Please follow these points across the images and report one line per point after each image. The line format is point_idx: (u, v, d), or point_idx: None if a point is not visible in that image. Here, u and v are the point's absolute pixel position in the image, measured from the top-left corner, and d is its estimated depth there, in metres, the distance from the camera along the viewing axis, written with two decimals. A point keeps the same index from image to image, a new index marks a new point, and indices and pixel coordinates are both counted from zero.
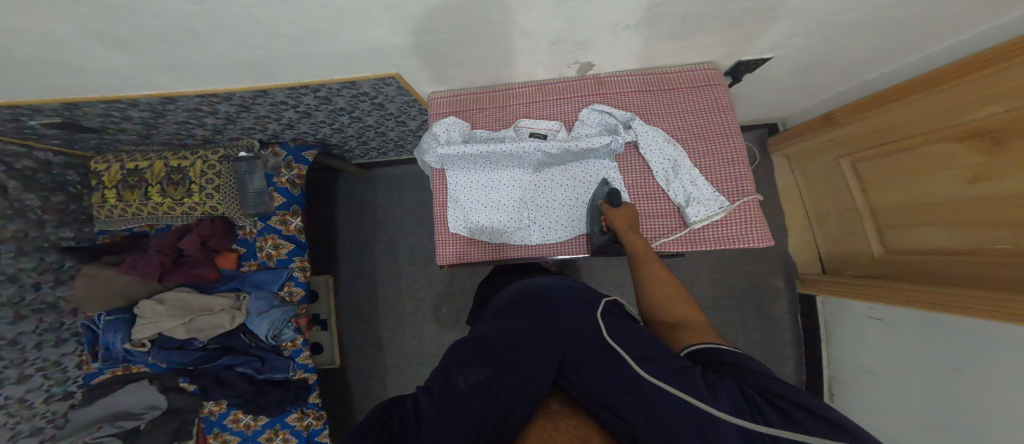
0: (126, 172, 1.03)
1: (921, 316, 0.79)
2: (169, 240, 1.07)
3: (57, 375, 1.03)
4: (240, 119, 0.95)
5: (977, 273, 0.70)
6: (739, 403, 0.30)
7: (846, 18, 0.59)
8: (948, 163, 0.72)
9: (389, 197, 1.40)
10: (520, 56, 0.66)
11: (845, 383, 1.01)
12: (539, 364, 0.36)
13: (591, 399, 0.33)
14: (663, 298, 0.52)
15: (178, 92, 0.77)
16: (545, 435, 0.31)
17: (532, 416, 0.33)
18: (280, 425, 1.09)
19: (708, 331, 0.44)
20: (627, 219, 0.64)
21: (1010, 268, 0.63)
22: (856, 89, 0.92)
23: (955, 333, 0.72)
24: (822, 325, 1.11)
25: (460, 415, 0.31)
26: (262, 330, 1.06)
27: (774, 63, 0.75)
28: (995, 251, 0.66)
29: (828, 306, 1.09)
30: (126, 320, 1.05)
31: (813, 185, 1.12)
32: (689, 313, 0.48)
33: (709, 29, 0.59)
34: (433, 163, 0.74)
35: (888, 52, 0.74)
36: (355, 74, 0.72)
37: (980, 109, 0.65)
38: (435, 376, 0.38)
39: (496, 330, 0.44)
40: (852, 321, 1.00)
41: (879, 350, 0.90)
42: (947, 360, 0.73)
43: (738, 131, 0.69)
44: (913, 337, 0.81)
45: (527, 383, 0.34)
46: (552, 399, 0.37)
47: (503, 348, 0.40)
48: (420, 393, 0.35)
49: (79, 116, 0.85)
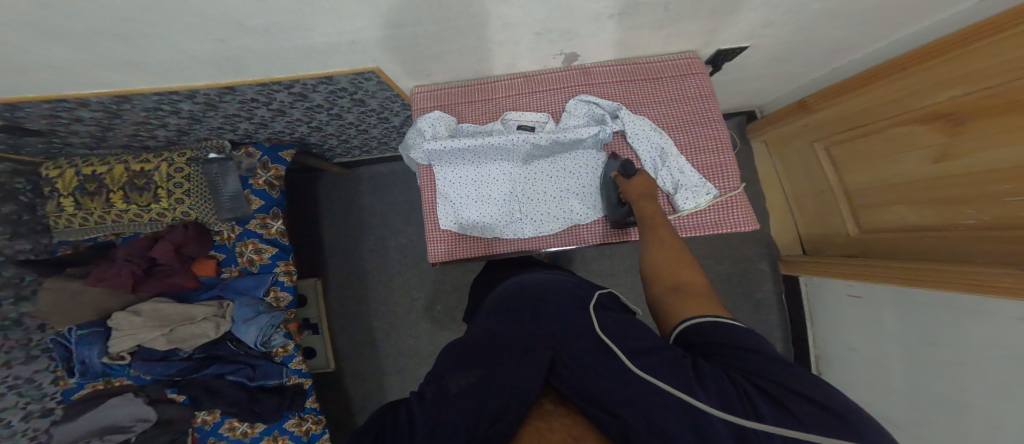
0: (82, 177, 0.96)
1: (896, 293, 0.85)
2: (139, 249, 1.02)
3: (32, 392, 0.98)
4: (206, 118, 0.90)
5: (946, 246, 0.76)
6: (727, 396, 0.31)
7: (818, 7, 0.60)
8: (914, 144, 0.76)
9: (375, 196, 1.37)
10: (502, 48, 0.64)
11: (829, 358, 1.08)
12: (530, 364, 0.37)
13: (583, 399, 0.34)
14: (668, 259, 0.53)
15: (134, 90, 0.72)
16: (540, 435, 0.31)
17: (527, 416, 0.34)
18: (278, 431, 1.07)
19: (710, 299, 0.45)
20: (644, 187, 0.63)
21: (979, 242, 0.68)
22: (823, 78, 0.95)
23: (933, 306, 0.77)
24: (805, 305, 1.17)
25: (453, 411, 0.33)
26: (250, 337, 1.02)
27: (752, 52, 0.76)
28: (962, 226, 0.71)
29: (810, 285, 1.15)
30: (100, 333, 0.99)
31: (790, 168, 1.16)
32: (693, 278, 0.50)
33: (692, 17, 0.60)
34: (419, 159, 0.73)
35: (857, 38, 0.77)
36: (331, 68, 0.69)
37: (940, 93, 0.69)
38: (428, 382, 0.39)
39: (490, 332, 0.45)
40: (833, 299, 1.06)
41: (859, 324, 0.97)
42: (923, 333, 0.79)
43: (721, 118, 0.71)
44: (890, 311, 0.87)
45: (519, 385, 0.35)
46: (545, 399, 0.37)
47: (500, 352, 0.40)
48: (413, 401, 0.37)
49: (23, 118, 0.79)
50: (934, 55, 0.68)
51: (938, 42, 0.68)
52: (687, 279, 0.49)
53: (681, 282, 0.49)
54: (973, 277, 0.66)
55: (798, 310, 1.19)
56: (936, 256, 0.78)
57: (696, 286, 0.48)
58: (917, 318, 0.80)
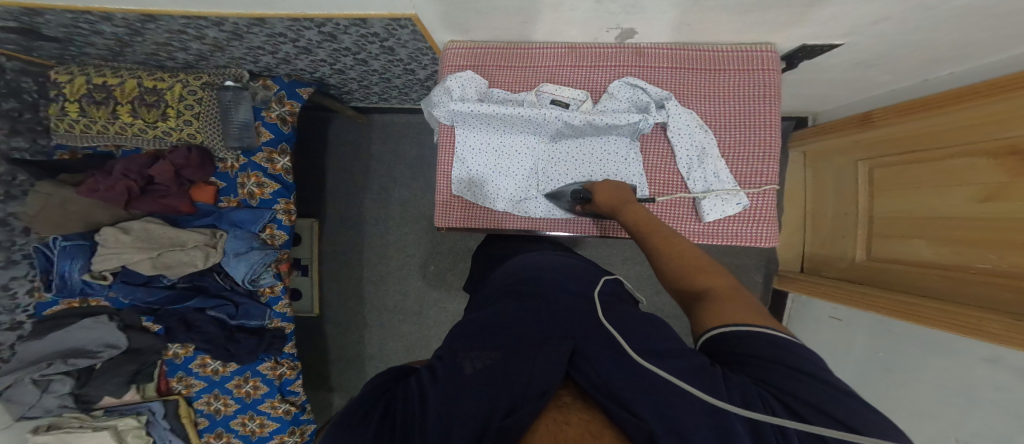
0: (91, 85, 0.91)
1: (876, 321, 0.87)
2: (138, 165, 0.97)
3: (6, 302, 0.95)
4: (229, 47, 0.85)
5: (948, 287, 0.73)
6: (748, 395, 0.27)
7: (951, 5, 0.50)
8: (967, 178, 0.70)
9: (386, 148, 1.32)
10: (555, 12, 0.59)
11: None
12: (549, 355, 0.34)
13: (603, 393, 0.30)
14: (680, 265, 0.50)
15: (161, 10, 0.68)
16: (557, 429, 0.28)
17: (543, 409, 0.30)
18: (251, 373, 1.08)
19: (743, 305, 0.39)
20: (614, 195, 0.64)
21: (986, 286, 0.66)
22: (911, 90, 0.86)
23: (907, 336, 0.79)
24: (786, 319, 1.20)
25: (467, 396, 0.30)
26: (239, 273, 1.00)
27: (841, 50, 0.68)
28: (976, 270, 0.68)
29: (797, 303, 1.17)
30: (85, 248, 0.97)
31: (820, 188, 1.11)
32: (716, 281, 0.45)
33: (781, 6, 0.53)
34: (442, 118, 0.70)
35: (941, 56, 0.70)
36: (367, 11, 0.65)
37: (1006, 129, 0.62)
38: (439, 357, 0.37)
39: (496, 313, 0.42)
40: (815, 316, 1.08)
41: (831, 347, 1.00)
42: (883, 359, 0.84)
43: (778, 124, 0.67)
44: (865, 334, 0.90)
45: (537, 375, 0.32)
46: (564, 391, 0.33)
47: (515, 334, 0.38)
48: (423, 375, 0.34)
49: (38, 23, 0.75)
50: (968, 97, 0.68)
51: (998, 80, 0.63)
52: (706, 285, 0.45)
53: (702, 288, 0.45)
54: (958, 319, 0.65)
55: None
56: (916, 291, 0.80)
57: (723, 290, 0.43)
58: (886, 342, 0.84)
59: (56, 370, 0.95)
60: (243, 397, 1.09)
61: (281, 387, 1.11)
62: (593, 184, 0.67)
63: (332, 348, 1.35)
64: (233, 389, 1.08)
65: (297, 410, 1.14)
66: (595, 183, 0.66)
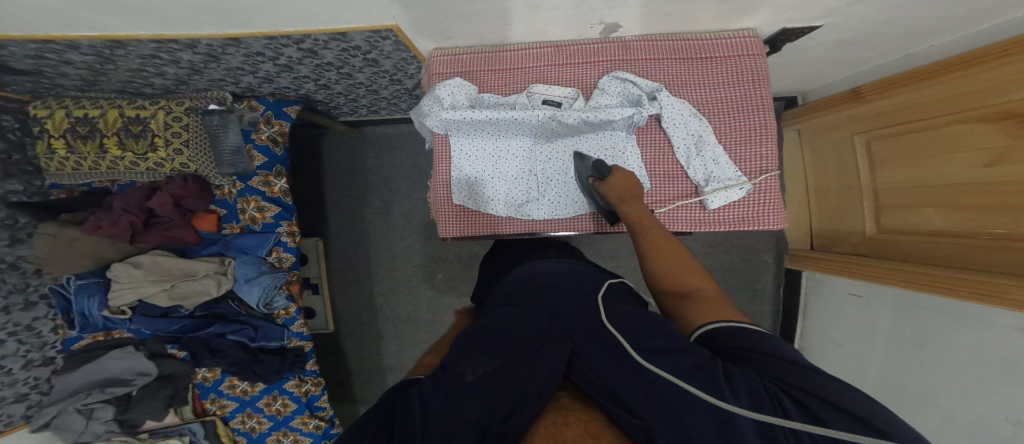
0: (73, 119, 0.88)
1: (900, 295, 0.86)
2: (137, 198, 0.97)
3: (32, 340, 0.98)
4: (206, 69, 0.83)
5: (970, 255, 0.71)
6: (759, 397, 0.28)
7: None
8: (969, 144, 0.68)
9: (380, 160, 1.31)
10: (536, 13, 0.58)
11: (812, 352, 1.15)
12: (550, 355, 0.35)
13: (604, 395, 0.31)
14: (667, 265, 0.53)
15: (128, 35, 0.66)
16: (554, 430, 0.28)
17: (542, 410, 0.31)
18: (279, 392, 1.12)
19: (722, 305, 0.44)
20: (625, 185, 0.63)
21: (1005, 252, 0.64)
22: (895, 65, 0.85)
23: (931, 311, 0.78)
24: (802, 300, 1.21)
25: (467, 400, 0.32)
26: (252, 297, 1.02)
27: (821, 31, 0.66)
28: (992, 235, 0.67)
29: (811, 280, 1.18)
30: (100, 285, 0.99)
31: (819, 161, 1.11)
32: (701, 282, 0.49)
33: None
34: (435, 127, 0.69)
35: (938, 29, 0.68)
36: (347, 24, 0.63)
37: (1007, 92, 0.60)
38: (442, 367, 0.38)
39: (500, 322, 0.43)
40: (833, 296, 1.09)
41: (857, 324, 1.00)
42: (913, 334, 0.83)
43: (772, 106, 0.66)
44: (889, 311, 0.89)
45: (536, 381, 0.32)
46: (563, 393, 0.34)
47: (513, 341, 0.39)
48: (426, 385, 0.36)
49: (5, 56, 0.73)
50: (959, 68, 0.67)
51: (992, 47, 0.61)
52: (693, 286, 0.49)
53: (688, 288, 0.49)
54: (984, 289, 0.63)
55: (792, 303, 1.24)
56: (932, 261, 0.80)
57: (707, 292, 0.47)
58: (913, 319, 0.83)
59: (95, 399, 0.99)
60: (274, 415, 1.13)
61: (308, 403, 1.16)
62: (613, 167, 0.65)
63: (353, 362, 1.39)
64: (264, 408, 1.13)
65: (326, 424, 1.18)
66: (615, 166, 0.65)
